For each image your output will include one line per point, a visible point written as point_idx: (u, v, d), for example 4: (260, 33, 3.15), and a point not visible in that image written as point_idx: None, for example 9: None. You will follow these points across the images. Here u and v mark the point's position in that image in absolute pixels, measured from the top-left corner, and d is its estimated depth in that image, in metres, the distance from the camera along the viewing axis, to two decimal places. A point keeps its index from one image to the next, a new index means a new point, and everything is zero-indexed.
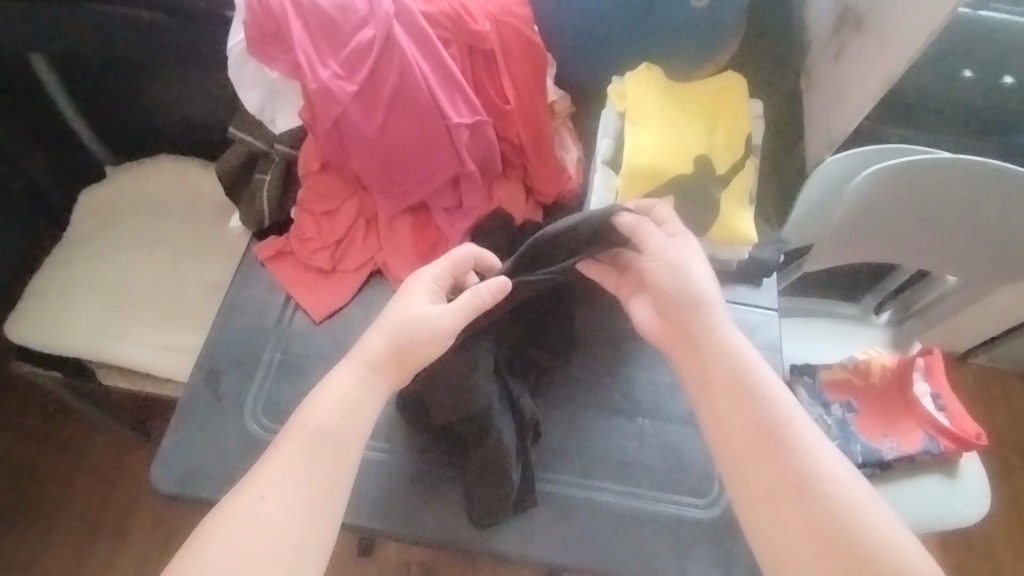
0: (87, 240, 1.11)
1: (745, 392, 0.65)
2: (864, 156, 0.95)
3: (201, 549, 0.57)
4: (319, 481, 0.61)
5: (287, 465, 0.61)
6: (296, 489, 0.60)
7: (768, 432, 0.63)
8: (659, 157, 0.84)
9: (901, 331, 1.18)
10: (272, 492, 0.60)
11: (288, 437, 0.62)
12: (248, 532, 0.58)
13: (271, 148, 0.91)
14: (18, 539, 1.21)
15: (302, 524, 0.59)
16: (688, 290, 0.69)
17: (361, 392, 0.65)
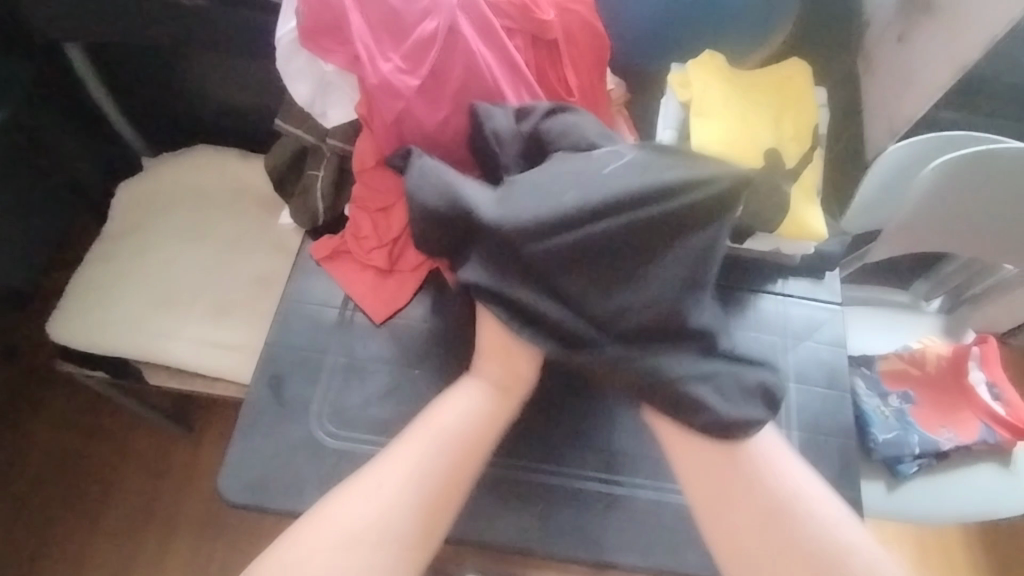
0: (128, 235, 1.09)
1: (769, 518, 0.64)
2: (937, 142, 0.88)
3: (286, 549, 0.62)
4: (433, 505, 0.65)
5: (386, 472, 0.66)
6: (388, 502, 0.64)
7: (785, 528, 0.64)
8: (724, 151, 0.82)
9: (953, 318, 1.16)
10: (393, 485, 0.65)
11: (408, 443, 0.68)
12: (333, 531, 0.62)
13: (322, 142, 0.89)
14: (65, 532, 1.21)
15: (392, 527, 0.63)
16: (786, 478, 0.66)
17: (470, 441, 0.68)
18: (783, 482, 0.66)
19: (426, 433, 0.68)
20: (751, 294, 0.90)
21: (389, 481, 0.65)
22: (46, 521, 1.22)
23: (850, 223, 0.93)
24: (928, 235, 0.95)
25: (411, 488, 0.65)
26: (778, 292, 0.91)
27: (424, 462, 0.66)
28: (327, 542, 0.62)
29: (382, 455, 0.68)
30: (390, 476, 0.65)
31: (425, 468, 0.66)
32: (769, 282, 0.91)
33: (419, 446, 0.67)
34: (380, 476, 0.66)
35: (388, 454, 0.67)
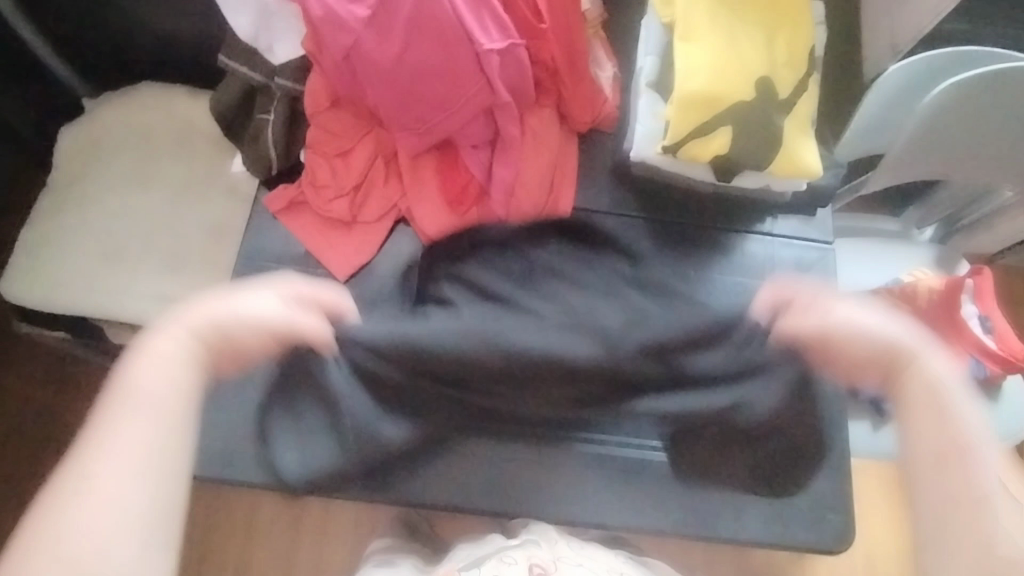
0: (73, 184, 1.01)
1: (904, 368, 0.72)
2: (942, 62, 0.81)
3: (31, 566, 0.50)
4: (169, 442, 0.57)
5: (120, 428, 0.56)
6: (143, 477, 0.55)
7: (895, 367, 0.72)
8: (713, 80, 0.75)
9: (945, 249, 1.09)
10: (111, 491, 0.53)
11: (110, 403, 0.57)
12: (88, 513, 0.52)
13: (270, 81, 0.82)
14: (43, 488, 1.18)
15: (150, 480, 0.55)
16: (873, 341, 0.72)
17: (191, 376, 0.60)
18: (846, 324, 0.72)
19: (141, 407, 0.57)
20: (738, 235, 0.88)
21: (113, 458, 0.55)
22: (18, 483, 1.18)
23: (845, 153, 0.88)
24: (930, 162, 0.88)
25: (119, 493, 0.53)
26: (765, 232, 0.88)
27: (151, 444, 0.56)
28: (97, 529, 0.52)
29: (89, 447, 0.55)
30: (116, 448, 0.55)
31: (155, 430, 0.57)
32: (757, 223, 0.88)
33: (138, 422, 0.56)
34: (97, 467, 0.54)
35: (96, 425, 0.56)
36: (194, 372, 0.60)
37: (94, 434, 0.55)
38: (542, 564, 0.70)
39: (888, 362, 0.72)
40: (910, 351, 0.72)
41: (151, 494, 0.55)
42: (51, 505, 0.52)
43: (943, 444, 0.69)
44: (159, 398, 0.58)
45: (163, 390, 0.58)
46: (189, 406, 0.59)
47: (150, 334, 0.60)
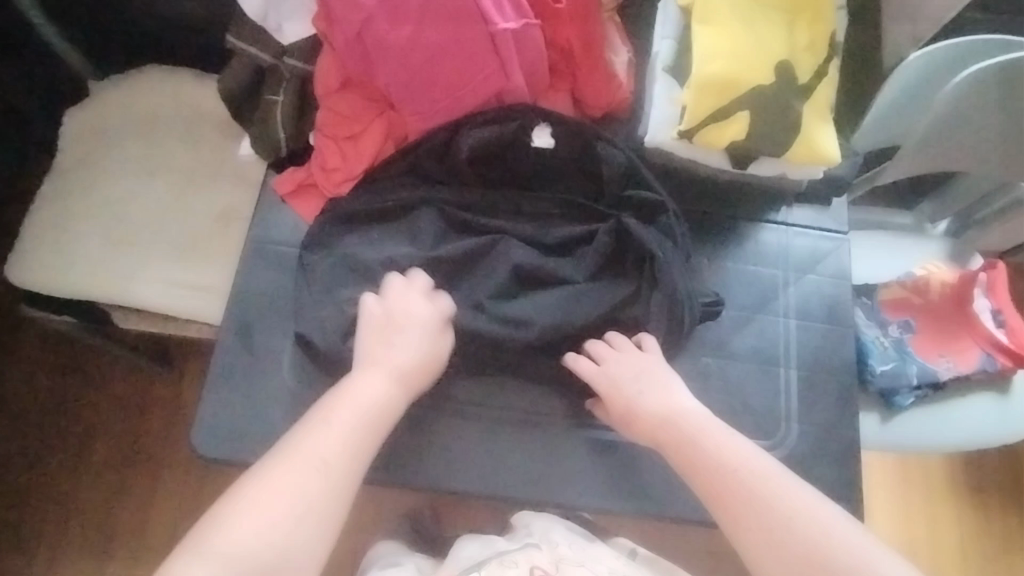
0: (77, 169, 1.00)
1: (736, 484, 0.64)
2: (965, 48, 0.79)
3: (238, 516, 0.58)
4: (369, 442, 0.65)
5: (331, 431, 0.64)
6: (341, 467, 0.62)
7: (717, 488, 0.64)
8: (731, 64, 0.73)
9: (959, 242, 1.08)
10: (322, 471, 0.61)
11: (325, 409, 0.65)
12: (285, 485, 0.60)
13: (279, 61, 0.83)
14: (44, 474, 1.17)
15: (347, 474, 0.62)
16: (691, 435, 0.67)
17: (387, 410, 0.67)
18: (713, 447, 0.66)
19: (348, 415, 0.65)
20: (752, 225, 0.87)
21: (321, 457, 0.62)
22: (21, 471, 1.17)
23: (862, 142, 0.86)
24: (950, 153, 0.87)
25: (293, 518, 0.59)
26: (780, 222, 0.87)
27: (346, 443, 0.63)
28: (290, 507, 0.59)
29: (286, 452, 0.62)
30: (326, 450, 0.62)
31: (360, 438, 0.64)
32: (772, 211, 0.87)
33: (350, 422, 0.65)
34: (282, 476, 0.60)
35: (311, 422, 0.64)
36: (397, 401, 0.68)
37: (308, 428, 0.64)
38: (543, 566, 0.71)
39: (668, 442, 0.68)
40: (750, 472, 0.64)
41: (326, 511, 0.60)
42: (255, 482, 0.60)
43: (732, 491, 0.63)
44: (353, 419, 0.65)
45: (374, 406, 0.67)
46: (373, 436, 0.65)
47: (358, 362, 0.70)
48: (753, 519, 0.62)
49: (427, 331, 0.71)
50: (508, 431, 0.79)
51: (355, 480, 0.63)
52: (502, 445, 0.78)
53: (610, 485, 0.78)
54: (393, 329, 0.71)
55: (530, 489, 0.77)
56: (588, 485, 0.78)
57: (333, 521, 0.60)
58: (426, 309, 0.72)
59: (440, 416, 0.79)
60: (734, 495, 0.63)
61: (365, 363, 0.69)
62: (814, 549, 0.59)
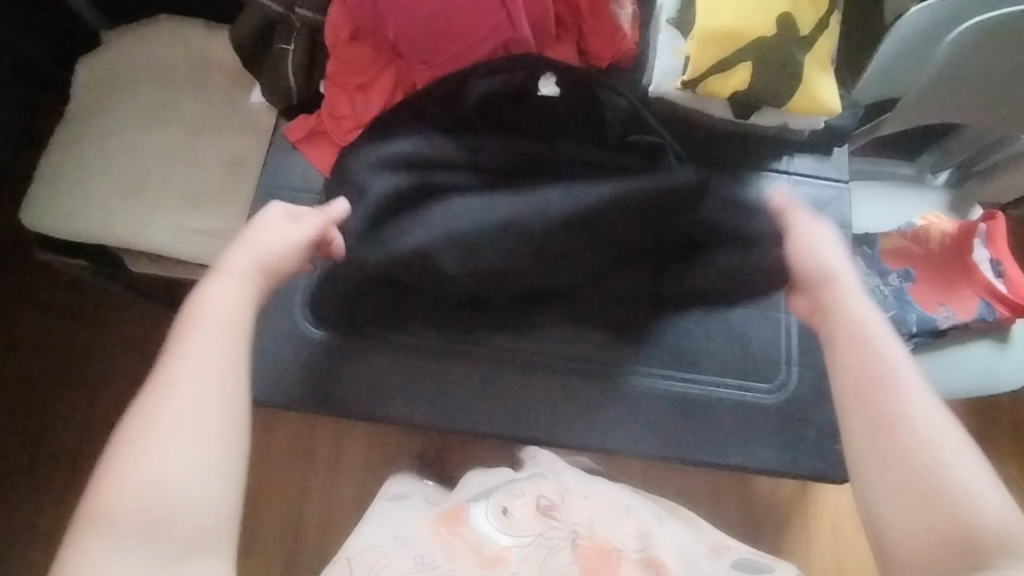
0: (91, 117, 1.02)
1: (888, 403, 0.58)
2: (969, 1, 0.79)
3: (115, 474, 0.53)
4: (233, 342, 0.60)
5: (189, 350, 0.58)
6: (211, 385, 0.57)
7: (868, 393, 0.59)
8: (735, 16, 0.74)
9: (960, 193, 1.09)
10: (185, 391, 0.56)
11: (178, 328, 0.60)
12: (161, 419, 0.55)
13: (290, 12, 0.84)
14: (65, 414, 1.22)
15: (221, 386, 0.57)
16: (858, 342, 0.62)
17: (244, 303, 0.63)
18: (876, 363, 0.61)
19: (207, 326, 0.60)
20: (754, 174, 0.88)
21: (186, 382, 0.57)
22: (44, 410, 1.22)
23: (863, 94, 0.88)
24: (951, 104, 0.87)
25: (178, 450, 0.54)
26: (782, 171, 0.89)
27: (207, 356, 0.58)
28: (166, 443, 0.54)
29: (149, 391, 0.57)
30: (186, 373, 0.57)
31: (223, 344, 0.59)
32: (774, 161, 0.89)
33: (209, 333, 0.59)
34: (155, 418, 0.55)
35: (165, 351, 0.59)
36: (253, 283, 0.64)
37: (164, 359, 0.58)
38: (548, 497, 0.78)
39: (841, 332, 0.64)
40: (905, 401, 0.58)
41: (207, 430, 0.55)
42: (126, 431, 0.55)
43: (881, 411, 0.58)
44: (208, 332, 0.60)
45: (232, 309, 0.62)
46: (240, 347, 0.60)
47: (212, 277, 0.64)
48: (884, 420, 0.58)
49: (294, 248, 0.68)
50: (514, 371, 0.83)
51: (236, 390, 0.58)
52: (509, 385, 0.82)
53: (619, 425, 0.82)
54: (259, 235, 0.68)
55: (534, 425, 0.81)
56: (589, 423, 0.82)
57: (229, 444, 0.56)
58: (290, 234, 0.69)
59: (448, 355, 0.83)
60: (892, 423, 0.57)
61: (225, 273, 0.64)
62: (945, 486, 0.54)
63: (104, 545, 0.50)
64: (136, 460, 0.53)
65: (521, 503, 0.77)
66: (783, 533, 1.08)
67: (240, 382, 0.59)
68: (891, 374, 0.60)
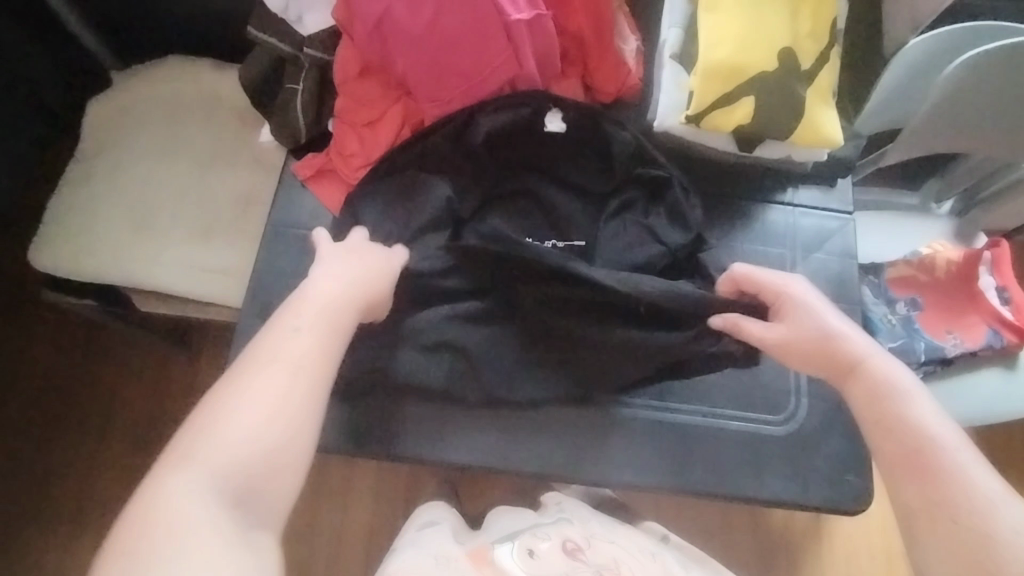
0: (100, 156, 1.03)
1: (925, 456, 0.60)
2: (962, 34, 0.81)
3: (215, 418, 0.55)
4: (337, 338, 0.63)
5: (305, 331, 0.62)
6: (316, 370, 0.60)
7: (912, 456, 0.61)
8: (737, 52, 0.76)
9: (964, 221, 1.09)
10: (295, 363, 0.59)
11: (290, 308, 0.64)
12: (272, 379, 0.58)
13: (300, 52, 0.86)
14: (70, 452, 1.21)
15: (321, 373, 0.60)
16: (893, 394, 0.64)
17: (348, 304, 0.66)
18: (917, 419, 0.62)
19: (315, 317, 0.63)
20: (758, 205, 0.89)
21: (296, 355, 0.60)
22: (50, 448, 1.21)
23: (866, 126, 0.88)
24: (951, 135, 0.88)
25: (276, 421, 0.56)
26: (786, 202, 0.89)
27: (315, 344, 0.61)
28: (270, 403, 0.57)
29: (258, 354, 0.60)
30: (298, 347, 0.61)
31: (331, 334, 0.63)
32: (779, 191, 0.89)
33: (321, 323, 0.63)
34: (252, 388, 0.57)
35: (279, 324, 0.63)
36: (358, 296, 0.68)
37: (274, 330, 0.62)
38: (574, 539, 0.75)
39: (862, 396, 0.66)
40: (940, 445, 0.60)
41: (303, 409, 0.58)
42: (231, 384, 0.58)
43: (923, 462, 0.60)
44: (320, 321, 0.63)
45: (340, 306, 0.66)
46: (336, 348, 0.63)
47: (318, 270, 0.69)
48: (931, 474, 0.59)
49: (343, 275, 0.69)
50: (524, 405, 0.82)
51: (329, 383, 0.61)
52: (519, 419, 0.82)
53: (631, 459, 0.81)
54: (354, 254, 0.72)
55: (545, 460, 0.81)
56: (599, 457, 0.81)
57: (313, 433, 0.58)
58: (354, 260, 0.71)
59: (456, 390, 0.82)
60: (930, 484, 0.59)
61: (330, 269, 0.69)
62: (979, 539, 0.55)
63: (185, 478, 0.51)
64: (238, 411, 0.56)
65: (546, 546, 0.73)
66: (799, 566, 1.06)
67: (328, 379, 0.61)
68: (931, 430, 0.61)
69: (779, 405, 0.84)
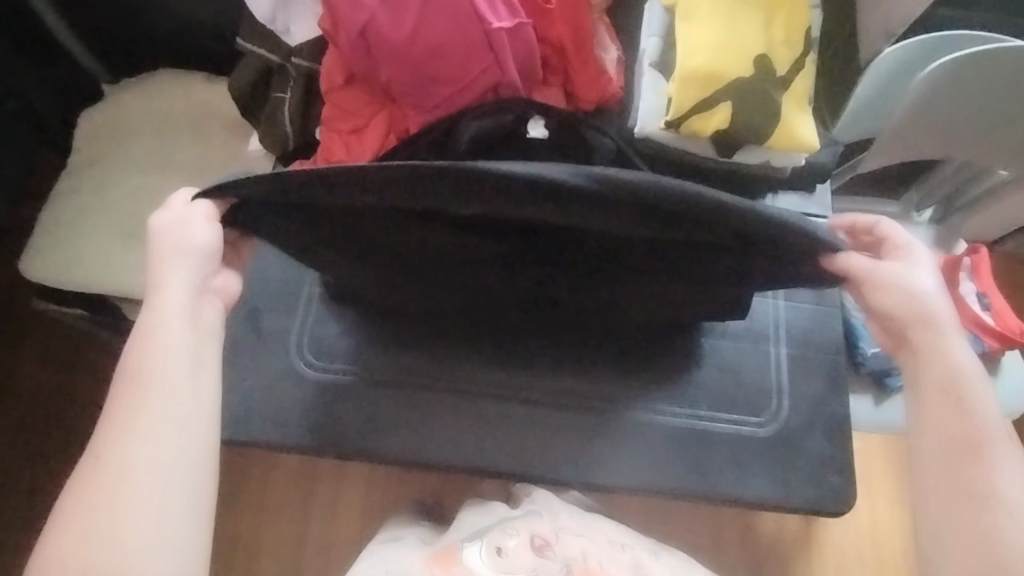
0: (90, 166, 1.04)
1: (979, 444, 0.59)
2: (934, 43, 0.83)
3: (61, 533, 0.55)
4: (166, 397, 0.60)
5: (127, 406, 0.59)
6: (163, 445, 0.58)
7: (972, 447, 0.59)
8: (712, 59, 0.78)
9: (943, 228, 1.10)
10: (128, 452, 0.57)
11: (121, 378, 0.60)
12: (112, 481, 0.56)
13: (287, 61, 0.88)
14: (58, 464, 1.21)
15: (173, 444, 0.58)
16: (959, 378, 0.61)
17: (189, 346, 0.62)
18: (978, 416, 0.60)
19: (142, 379, 0.60)
20: None
21: (139, 442, 0.57)
22: (38, 460, 1.21)
23: (843, 133, 0.90)
24: (926, 141, 0.90)
25: (152, 515, 0.55)
26: (767, 208, 0.90)
27: (158, 416, 0.59)
28: (121, 503, 0.55)
29: (110, 442, 0.58)
30: (138, 431, 0.58)
31: (148, 400, 0.59)
32: (760, 197, 0.89)
33: (146, 385, 0.60)
34: (116, 460, 0.57)
35: (113, 400, 0.60)
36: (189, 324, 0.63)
37: (113, 407, 0.59)
38: (542, 535, 0.79)
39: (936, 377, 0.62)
40: (987, 440, 0.59)
41: (169, 496, 0.57)
42: (85, 489, 0.56)
43: (970, 454, 0.59)
44: (138, 389, 0.60)
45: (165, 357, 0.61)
46: (202, 385, 0.62)
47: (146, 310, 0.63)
48: (972, 478, 0.58)
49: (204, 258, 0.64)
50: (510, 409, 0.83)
51: (194, 455, 0.59)
52: (505, 424, 0.82)
53: (616, 461, 0.82)
54: (177, 237, 0.64)
55: (530, 463, 0.81)
56: (581, 459, 0.82)
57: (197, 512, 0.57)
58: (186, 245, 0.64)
59: (441, 395, 0.83)
60: (969, 476, 0.59)
61: (162, 284, 0.63)
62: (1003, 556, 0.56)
63: None
64: (89, 518, 0.55)
65: (515, 543, 0.78)
66: None
67: (198, 434, 0.60)
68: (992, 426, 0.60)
69: (761, 407, 0.84)
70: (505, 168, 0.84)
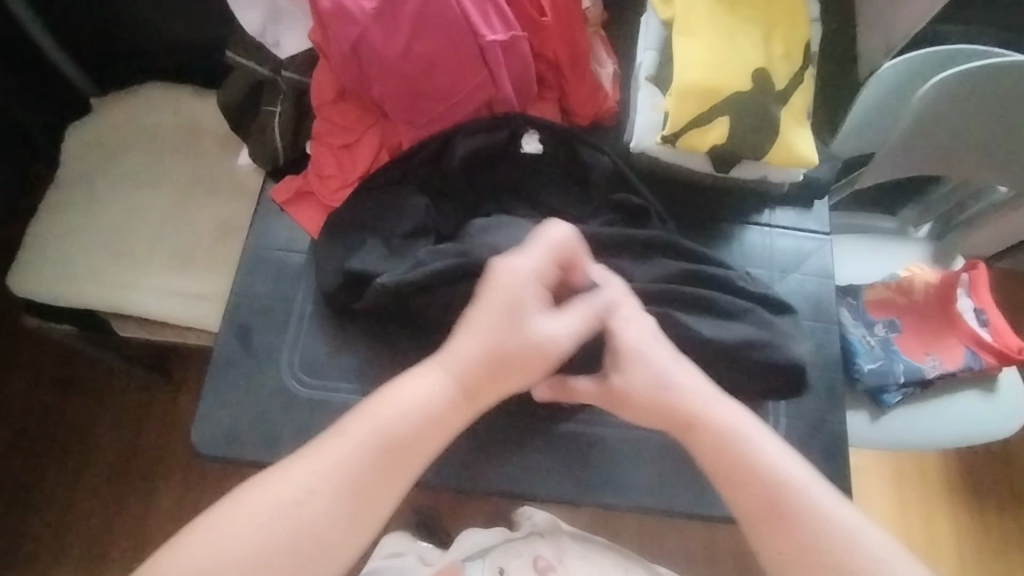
0: (79, 180, 1.03)
1: (778, 500, 0.59)
2: (932, 58, 0.83)
3: (176, 550, 0.53)
4: (384, 463, 0.58)
5: (344, 452, 0.57)
6: (335, 497, 0.56)
7: (772, 504, 0.59)
8: (710, 73, 0.77)
9: (940, 246, 1.09)
10: (321, 496, 0.56)
11: (372, 406, 0.59)
12: (241, 524, 0.54)
13: (277, 75, 0.87)
14: (44, 483, 1.18)
15: (348, 502, 0.56)
16: (737, 435, 0.62)
17: (430, 412, 0.60)
18: (762, 454, 0.61)
19: (382, 423, 0.59)
20: (736, 226, 0.88)
21: (322, 496, 0.56)
22: (24, 479, 1.18)
23: (840, 148, 0.89)
24: (926, 157, 0.89)
25: (250, 565, 0.53)
26: (764, 224, 0.89)
27: (362, 468, 0.57)
28: (240, 545, 0.53)
29: (318, 476, 0.56)
30: (330, 480, 0.56)
31: (370, 453, 0.58)
32: (755, 213, 0.89)
33: (374, 435, 0.58)
34: (258, 499, 0.55)
35: (331, 438, 0.58)
36: (465, 390, 0.62)
37: (332, 443, 0.58)
38: (546, 557, 0.77)
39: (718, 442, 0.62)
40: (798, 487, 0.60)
41: (297, 560, 0.54)
42: (224, 513, 0.54)
43: (784, 501, 0.59)
44: (369, 435, 0.58)
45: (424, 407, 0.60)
46: (424, 454, 0.59)
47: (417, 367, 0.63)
48: (787, 528, 0.58)
49: (541, 284, 0.64)
50: (504, 432, 0.81)
51: (356, 524, 0.56)
52: (500, 445, 0.80)
53: (614, 483, 0.80)
54: (506, 275, 0.63)
55: (525, 485, 0.79)
56: (576, 480, 0.80)
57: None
58: (541, 255, 0.65)
59: None
60: (778, 496, 0.59)
61: (463, 331, 0.62)
62: None
63: None
64: (207, 544, 0.53)
65: (518, 564, 0.76)
66: None
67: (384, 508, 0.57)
68: (786, 472, 0.60)
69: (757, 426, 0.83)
70: (496, 185, 0.82)
